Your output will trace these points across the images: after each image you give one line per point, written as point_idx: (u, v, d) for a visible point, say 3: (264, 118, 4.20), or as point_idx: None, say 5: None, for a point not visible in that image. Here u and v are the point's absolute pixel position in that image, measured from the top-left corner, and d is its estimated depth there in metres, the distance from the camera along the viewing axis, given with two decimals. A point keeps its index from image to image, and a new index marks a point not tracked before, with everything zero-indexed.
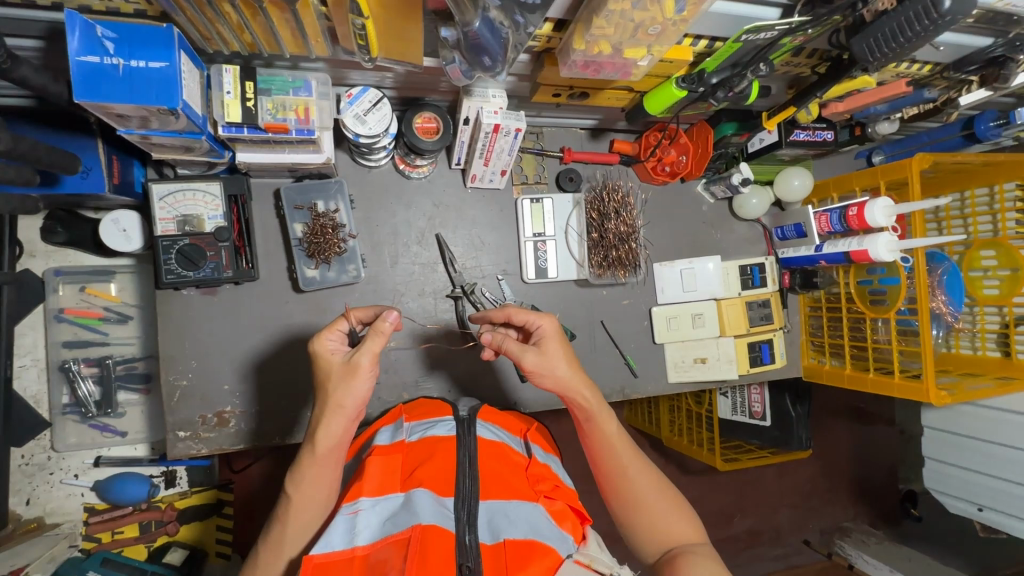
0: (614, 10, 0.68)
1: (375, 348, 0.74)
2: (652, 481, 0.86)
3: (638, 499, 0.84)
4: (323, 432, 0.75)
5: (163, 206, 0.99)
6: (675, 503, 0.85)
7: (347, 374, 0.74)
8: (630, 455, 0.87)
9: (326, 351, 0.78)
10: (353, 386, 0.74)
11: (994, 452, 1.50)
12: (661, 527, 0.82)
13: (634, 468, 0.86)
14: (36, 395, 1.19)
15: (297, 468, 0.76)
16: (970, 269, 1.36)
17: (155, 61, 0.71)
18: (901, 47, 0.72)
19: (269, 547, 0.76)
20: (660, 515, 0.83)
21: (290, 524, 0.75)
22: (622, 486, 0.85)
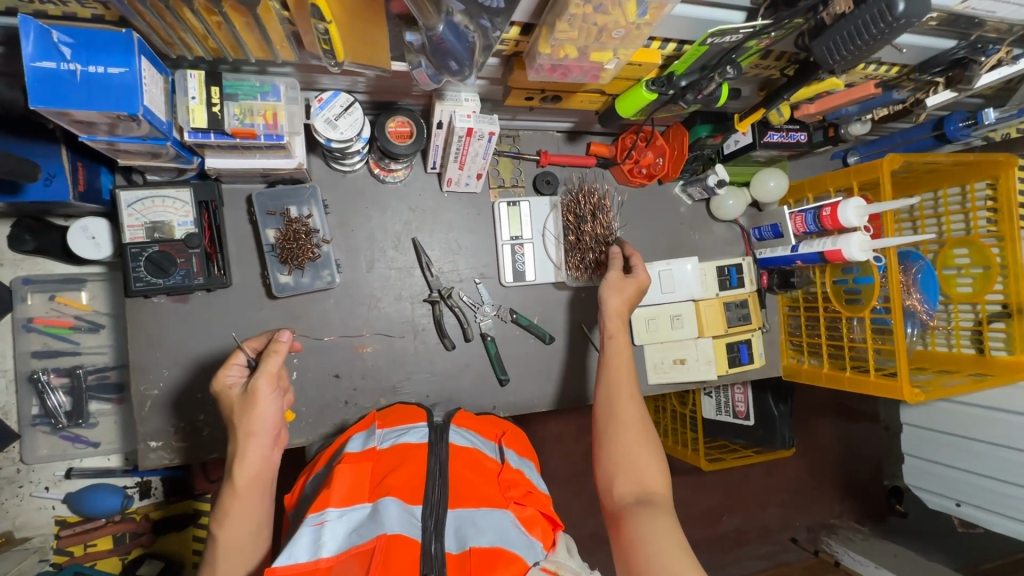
0: (576, 15, 0.68)
1: (270, 367, 0.79)
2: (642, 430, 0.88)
3: (628, 435, 0.87)
4: (239, 461, 0.76)
5: (131, 213, 0.97)
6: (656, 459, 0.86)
7: (247, 401, 0.78)
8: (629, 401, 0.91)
9: (229, 384, 0.84)
10: (253, 407, 0.77)
11: (972, 448, 1.52)
12: (636, 471, 0.84)
13: (628, 412, 0.89)
14: (6, 406, 1.17)
15: (222, 505, 0.76)
16: (944, 267, 1.39)
17: (116, 68, 0.69)
18: (859, 49, 0.72)
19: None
20: (633, 459, 0.85)
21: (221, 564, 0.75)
22: (615, 420, 0.89)
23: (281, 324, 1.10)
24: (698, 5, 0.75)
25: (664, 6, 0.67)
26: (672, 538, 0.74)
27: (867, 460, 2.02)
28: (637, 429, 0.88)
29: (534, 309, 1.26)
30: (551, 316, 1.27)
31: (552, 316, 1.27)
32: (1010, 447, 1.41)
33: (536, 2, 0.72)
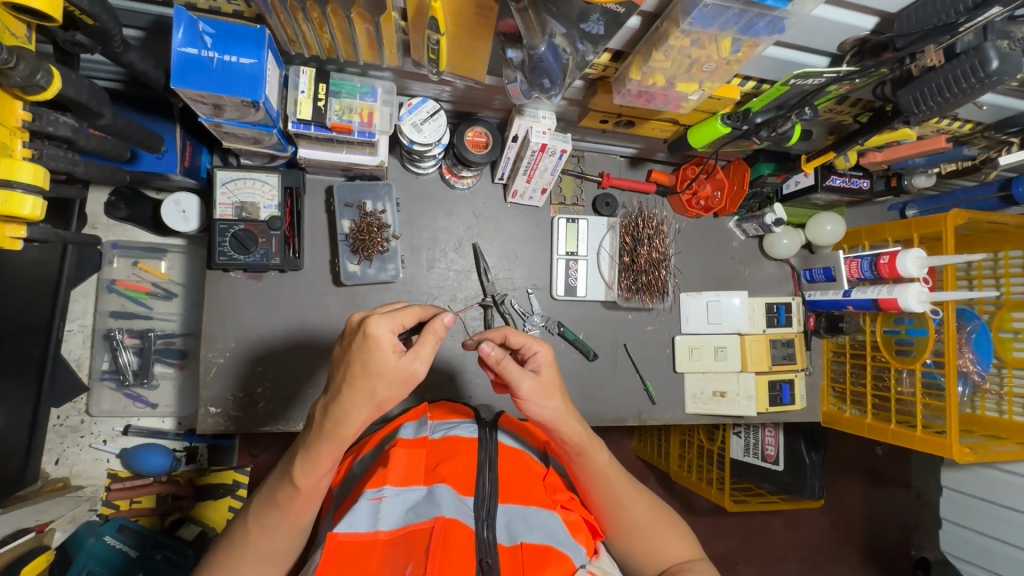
0: (673, 46, 0.73)
1: (430, 353, 0.69)
2: (648, 502, 0.85)
3: (639, 527, 0.83)
4: (353, 426, 0.68)
5: (225, 191, 1.04)
6: (671, 522, 0.86)
7: (401, 381, 0.67)
8: (623, 484, 0.84)
9: (386, 346, 0.66)
10: (403, 391, 0.68)
11: (1017, 520, 1.46)
12: (659, 546, 0.83)
13: (628, 497, 0.83)
14: (80, 358, 1.24)
15: (311, 458, 0.70)
16: (1000, 329, 1.36)
17: (246, 58, 0.77)
18: (945, 102, 0.74)
19: (261, 527, 0.72)
20: (656, 535, 0.84)
21: (291, 509, 0.72)
22: (619, 518, 0.83)
23: (342, 310, 1.15)
24: (787, 47, 0.80)
25: (759, 45, 0.71)
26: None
27: (891, 529, 1.92)
28: (644, 509, 0.84)
29: (580, 325, 1.29)
30: (595, 333, 1.30)
31: (596, 333, 1.30)
32: None
33: (634, 32, 0.78)
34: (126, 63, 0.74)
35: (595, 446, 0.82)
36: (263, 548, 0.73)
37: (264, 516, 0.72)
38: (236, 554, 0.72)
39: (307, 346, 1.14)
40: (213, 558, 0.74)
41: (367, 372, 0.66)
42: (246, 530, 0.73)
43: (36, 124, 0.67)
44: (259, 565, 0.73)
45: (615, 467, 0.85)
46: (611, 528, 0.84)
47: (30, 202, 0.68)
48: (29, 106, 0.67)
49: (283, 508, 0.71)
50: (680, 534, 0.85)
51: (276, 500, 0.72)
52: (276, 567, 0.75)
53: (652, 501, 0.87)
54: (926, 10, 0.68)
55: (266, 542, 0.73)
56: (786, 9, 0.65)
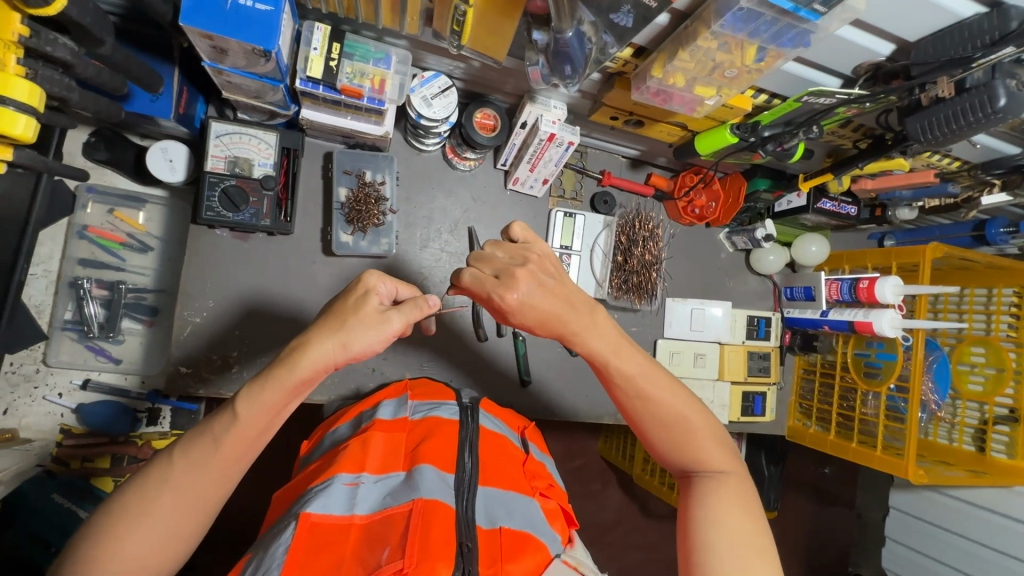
0: (700, 47, 0.73)
1: (412, 316, 0.68)
2: (686, 407, 0.77)
3: (672, 431, 0.77)
4: (310, 360, 0.64)
5: (218, 144, 1.00)
6: (711, 427, 0.78)
7: (376, 321, 0.66)
8: (656, 383, 0.77)
9: (372, 289, 0.69)
10: (373, 336, 0.65)
11: (957, 543, 1.55)
12: (691, 453, 0.77)
13: (658, 396, 0.76)
14: (40, 305, 1.17)
15: (260, 386, 0.65)
16: (958, 361, 1.40)
17: (262, 4, 0.74)
18: (953, 133, 0.77)
19: (185, 466, 0.64)
20: (692, 438, 0.77)
21: (226, 445, 0.64)
22: (647, 418, 0.77)
23: (329, 281, 1.12)
24: (806, 64, 0.81)
25: (782, 56, 0.72)
26: (734, 520, 0.70)
27: (834, 545, 1.91)
28: (680, 411, 0.77)
29: None
30: None
31: None
32: (1000, 550, 1.43)
33: (662, 29, 0.78)
34: None
35: (619, 348, 0.76)
36: (183, 491, 0.63)
37: (192, 453, 0.64)
38: (150, 495, 0.62)
39: (288, 314, 1.10)
40: (116, 504, 0.62)
41: (346, 306, 0.67)
42: (169, 466, 0.64)
43: (33, 41, 0.64)
44: (172, 514, 0.63)
45: (650, 365, 0.78)
46: (641, 426, 0.79)
47: (23, 121, 0.66)
48: (28, 22, 0.64)
49: (218, 441, 0.64)
50: (718, 439, 0.78)
51: (212, 432, 0.64)
52: (190, 523, 0.64)
53: (696, 404, 0.79)
54: (943, 42, 0.70)
55: (187, 486, 0.63)
56: (816, 23, 0.66)
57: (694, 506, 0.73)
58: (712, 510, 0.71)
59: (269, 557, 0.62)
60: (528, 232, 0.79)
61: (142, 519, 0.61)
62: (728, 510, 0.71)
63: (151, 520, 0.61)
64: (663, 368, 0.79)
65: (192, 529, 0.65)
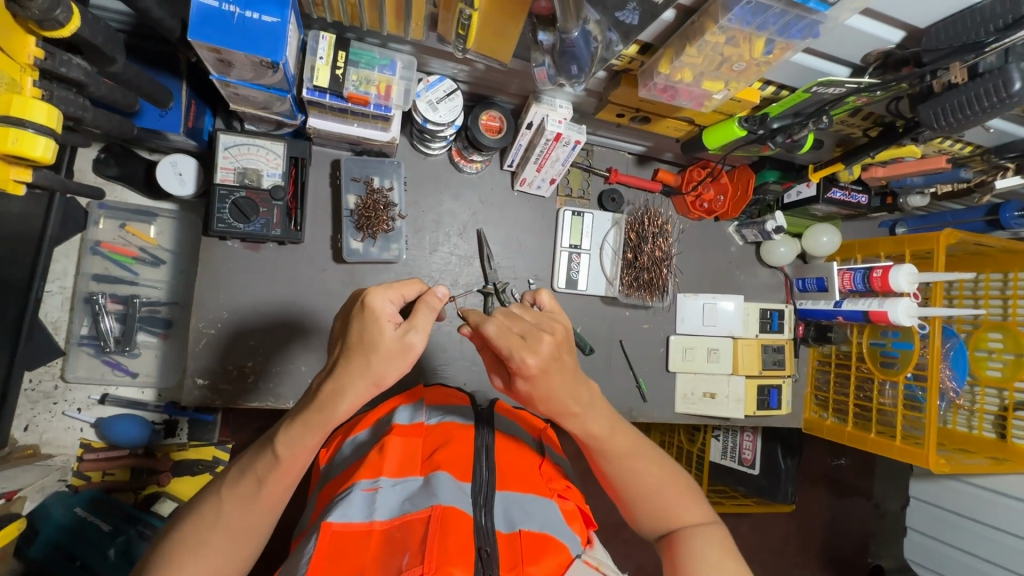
0: (709, 42, 0.72)
1: (427, 323, 0.65)
2: (663, 470, 0.79)
3: (654, 497, 0.77)
4: (347, 403, 0.63)
5: (227, 156, 1.00)
6: (689, 490, 0.79)
7: (398, 352, 0.63)
8: (639, 454, 0.78)
9: (380, 314, 0.63)
10: (398, 364, 0.63)
11: (980, 531, 1.53)
12: (672, 514, 0.77)
13: (642, 464, 0.77)
14: (56, 322, 1.18)
15: (300, 429, 0.64)
16: (975, 347, 1.39)
17: (268, 16, 0.74)
18: (964, 119, 0.76)
19: (234, 500, 0.65)
20: (675, 500, 0.78)
21: (268, 483, 0.65)
22: (631, 486, 0.77)
23: (341, 287, 1.13)
24: (814, 54, 0.81)
25: (791, 47, 0.72)
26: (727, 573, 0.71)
27: (854, 537, 1.89)
28: (661, 479, 0.78)
29: (579, 318, 1.29)
30: (594, 328, 1.30)
31: (594, 328, 1.30)
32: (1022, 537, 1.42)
33: (668, 25, 0.77)
34: (142, 9, 0.71)
35: (612, 424, 0.76)
36: (233, 525, 0.64)
37: (239, 490, 0.65)
38: (202, 529, 0.64)
39: (300, 323, 1.11)
40: (174, 535, 0.65)
41: (360, 339, 0.63)
42: (219, 501, 0.65)
43: (48, 62, 0.67)
44: (224, 546, 0.64)
45: (635, 441, 0.78)
46: (625, 498, 0.78)
47: (43, 143, 0.68)
48: (43, 44, 0.66)
49: (260, 481, 0.65)
50: (698, 501, 0.79)
51: (254, 471, 0.65)
52: (245, 549, 0.66)
53: (672, 470, 0.80)
54: (955, 28, 0.69)
55: (234, 519, 0.65)
56: (825, 13, 0.65)
57: (684, 563, 0.73)
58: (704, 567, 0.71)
59: (292, 568, 0.63)
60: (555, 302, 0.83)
61: (198, 552, 0.63)
62: (715, 559, 0.72)
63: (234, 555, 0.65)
64: (645, 438, 0.81)
65: (246, 555, 0.67)
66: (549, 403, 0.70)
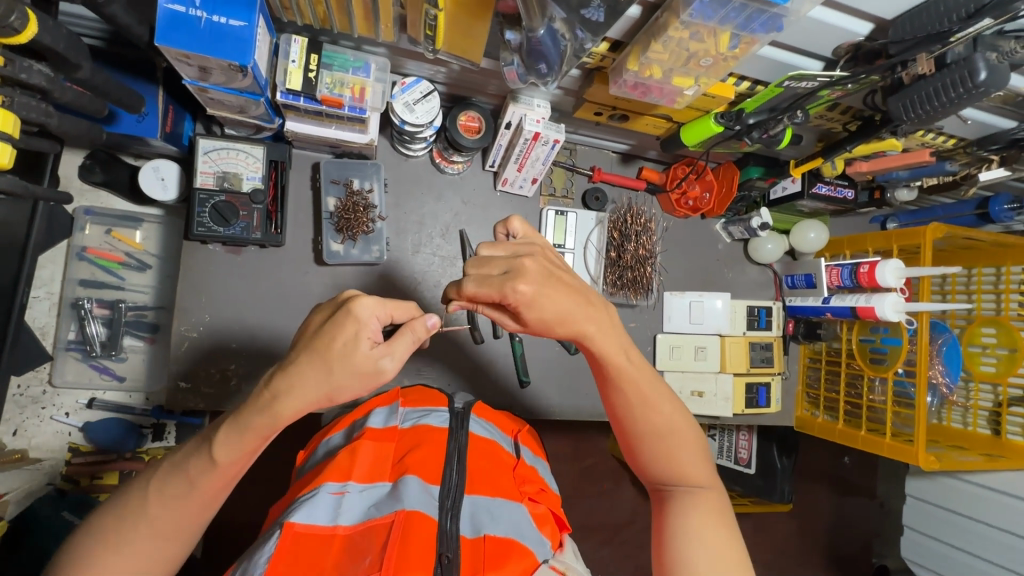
0: (672, 37, 0.72)
1: (405, 352, 0.65)
2: (676, 414, 0.76)
3: (660, 441, 0.75)
4: (289, 405, 0.62)
5: (206, 160, 1.01)
6: (697, 443, 0.77)
7: (365, 374, 0.62)
8: (655, 393, 0.75)
9: (362, 328, 0.62)
10: (359, 386, 0.63)
11: (978, 529, 1.50)
12: (675, 468, 0.76)
13: (656, 407, 0.75)
14: (44, 327, 1.20)
15: (234, 432, 0.63)
16: (969, 343, 1.37)
17: (235, 20, 0.75)
18: (935, 110, 0.75)
19: (159, 500, 0.64)
20: (681, 451, 0.76)
21: (200, 485, 0.65)
22: (639, 425, 0.75)
23: (323, 289, 1.13)
24: (783, 48, 0.80)
25: (756, 42, 0.71)
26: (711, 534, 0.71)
27: (854, 537, 1.87)
28: (674, 425, 0.75)
29: None
30: None
31: None
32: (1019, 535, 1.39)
33: (634, 22, 0.77)
34: (109, 16, 0.72)
35: (628, 353, 0.73)
36: (158, 524, 0.65)
37: (166, 490, 0.64)
38: (125, 526, 0.64)
39: (282, 326, 1.11)
40: (97, 526, 0.65)
41: (332, 348, 0.61)
42: (143, 499, 0.64)
43: (7, 69, 0.65)
44: (151, 543, 0.65)
45: (653, 380, 0.75)
46: (632, 435, 0.77)
47: (2, 149, 0.70)
48: (1, 51, 0.65)
49: (192, 483, 0.64)
50: (703, 456, 0.77)
51: (185, 471, 0.64)
52: (171, 546, 0.66)
53: (687, 418, 0.77)
54: (919, 19, 0.69)
55: (161, 519, 0.64)
56: (785, 6, 0.65)
57: (671, 521, 0.74)
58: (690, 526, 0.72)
59: (253, 568, 0.62)
60: (528, 228, 0.78)
61: (120, 549, 0.63)
62: (705, 525, 0.72)
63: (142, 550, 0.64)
64: (664, 379, 0.77)
65: (173, 552, 0.67)
66: (566, 323, 0.69)
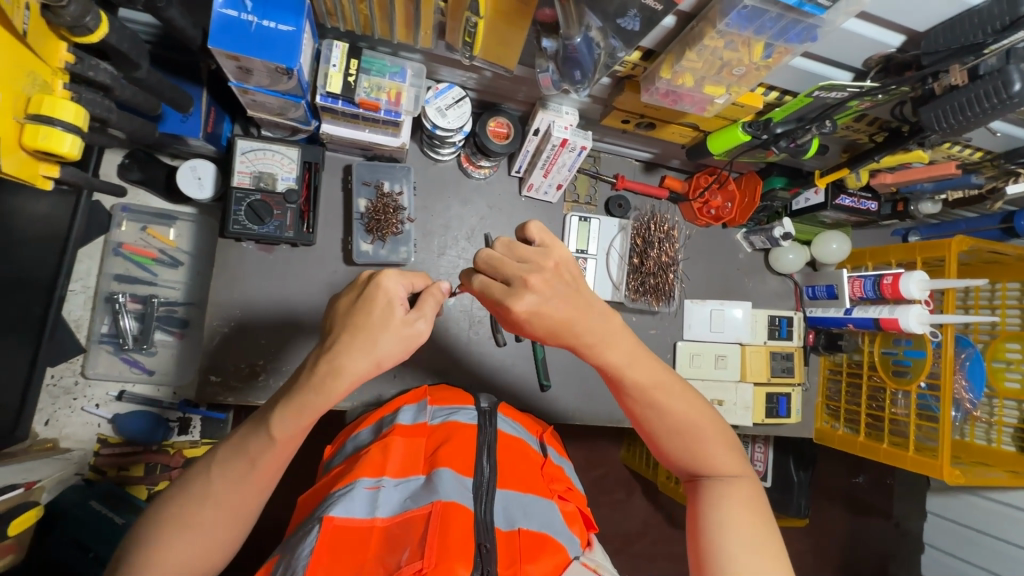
0: (708, 46, 0.74)
1: (433, 312, 0.68)
2: (694, 405, 0.77)
3: (683, 433, 0.76)
4: (347, 379, 0.64)
5: (244, 160, 1.04)
6: (720, 432, 0.77)
7: (407, 335, 0.65)
8: (668, 383, 0.76)
9: (392, 296, 0.66)
10: (401, 349, 0.65)
11: (1000, 549, 1.47)
12: (703, 457, 0.76)
13: (670, 398, 0.76)
14: (79, 319, 1.23)
15: (291, 412, 0.65)
16: (992, 358, 1.36)
17: (284, 25, 0.78)
18: (967, 120, 0.77)
19: (222, 480, 0.66)
20: (705, 440, 0.76)
21: (260, 466, 0.67)
22: (658, 419, 0.76)
23: (350, 289, 1.15)
24: (813, 59, 0.82)
25: (790, 51, 0.73)
26: (747, 521, 0.70)
27: (871, 555, 1.84)
28: (692, 417, 0.76)
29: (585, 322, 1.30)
30: None
31: None
32: None
33: (668, 31, 0.80)
34: (168, 19, 0.75)
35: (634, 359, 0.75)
36: (223, 505, 0.66)
37: (228, 470, 0.66)
38: (191, 507, 0.66)
39: (310, 323, 1.13)
40: (163, 512, 0.66)
41: (371, 319, 0.65)
42: (207, 482, 0.67)
43: (77, 67, 0.73)
44: (214, 525, 0.66)
45: (664, 373, 0.77)
46: (652, 432, 0.78)
47: (70, 140, 0.72)
48: (73, 49, 0.73)
49: (252, 464, 0.66)
50: (729, 445, 0.77)
51: (244, 452, 0.67)
52: (233, 529, 0.68)
53: (706, 408, 0.78)
54: (954, 29, 0.70)
55: (226, 499, 0.66)
56: (821, 17, 0.67)
57: (705, 509, 0.72)
58: (726, 517, 0.70)
59: (294, 562, 0.63)
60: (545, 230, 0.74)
61: (186, 530, 0.65)
62: (739, 512, 0.70)
63: (191, 532, 0.65)
64: (674, 372, 0.79)
65: (235, 535, 0.69)
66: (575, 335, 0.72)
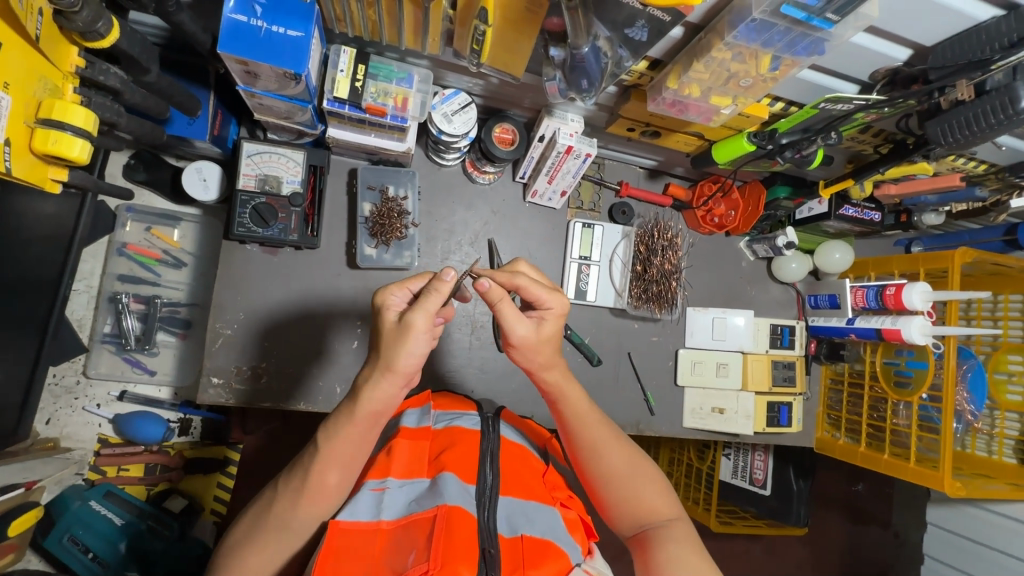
0: (715, 58, 0.74)
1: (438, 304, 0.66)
2: (630, 453, 0.83)
3: (623, 479, 0.80)
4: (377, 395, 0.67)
5: (250, 163, 1.05)
6: (656, 478, 0.82)
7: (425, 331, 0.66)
8: (604, 433, 0.83)
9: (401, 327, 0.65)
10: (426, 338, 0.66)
11: (999, 561, 1.47)
12: (641, 507, 0.79)
13: (608, 445, 0.82)
14: (82, 318, 1.23)
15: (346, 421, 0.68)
16: (995, 370, 1.36)
17: (293, 30, 0.78)
18: (974, 135, 0.77)
19: (289, 493, 0.69)
20: (643, 487, 0.80)
21: (318, 478, 0.69)
22: (599, 466, 0.81)
23: (353, 292, 1.15)
24: (820, 71, 0.82)
25: (797, 64, 0.73)
26: (691, 559, 0.73)
27: (869, 565, 1.83)
28: (629, 464, 0.81)
29: (587, 328, 1.30)
30: (601, 339, 1.31)
31: (601, 339, 1.31)
32: None
33: (675, 42, 0.80)
34: (177, 23, 0.76)
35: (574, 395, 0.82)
36: (292, 518, 0.68)
37: (294, 484, 0.69)
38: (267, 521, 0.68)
39: (313, 326, 1.14)
40: (237, 528, 0.70)
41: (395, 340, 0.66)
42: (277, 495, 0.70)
43: (88, 71, 0.73)
44: (286, 537, 0.68)
45: (600, 421, 0.83)
46: (594, 481, 0.82)
47: (80, 145, 0.72)
48: (84, 54, 0.73)
49: (311, 475, 0.68)
50: (665, 490, 0.82)
51: (303, 464, 0.69)
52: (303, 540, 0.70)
53: (641, 456, 0.84)
54: (962, 45, 0.70)
55: (292, 513, 0.68)
56: (830, 31, 0.67)
57: (653, 552, 0.74)
58: (673, 555, 0.73)
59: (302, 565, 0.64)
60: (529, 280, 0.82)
61: (259, 542, 0.68)
62: (684, 552, 0.73)
63: (266, 542, 0.68)
64: (611, 422, 0.85)
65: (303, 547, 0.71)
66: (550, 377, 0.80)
